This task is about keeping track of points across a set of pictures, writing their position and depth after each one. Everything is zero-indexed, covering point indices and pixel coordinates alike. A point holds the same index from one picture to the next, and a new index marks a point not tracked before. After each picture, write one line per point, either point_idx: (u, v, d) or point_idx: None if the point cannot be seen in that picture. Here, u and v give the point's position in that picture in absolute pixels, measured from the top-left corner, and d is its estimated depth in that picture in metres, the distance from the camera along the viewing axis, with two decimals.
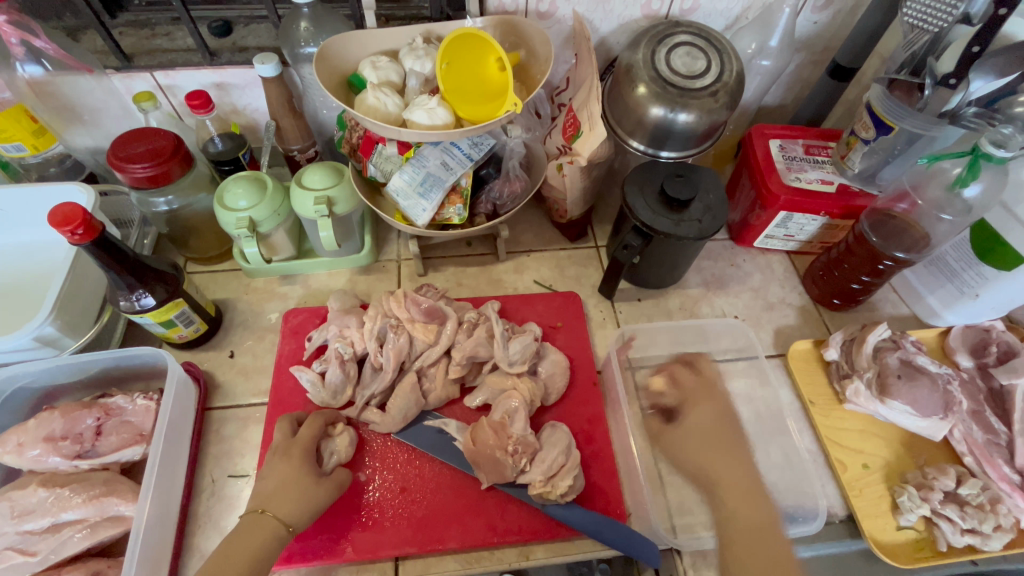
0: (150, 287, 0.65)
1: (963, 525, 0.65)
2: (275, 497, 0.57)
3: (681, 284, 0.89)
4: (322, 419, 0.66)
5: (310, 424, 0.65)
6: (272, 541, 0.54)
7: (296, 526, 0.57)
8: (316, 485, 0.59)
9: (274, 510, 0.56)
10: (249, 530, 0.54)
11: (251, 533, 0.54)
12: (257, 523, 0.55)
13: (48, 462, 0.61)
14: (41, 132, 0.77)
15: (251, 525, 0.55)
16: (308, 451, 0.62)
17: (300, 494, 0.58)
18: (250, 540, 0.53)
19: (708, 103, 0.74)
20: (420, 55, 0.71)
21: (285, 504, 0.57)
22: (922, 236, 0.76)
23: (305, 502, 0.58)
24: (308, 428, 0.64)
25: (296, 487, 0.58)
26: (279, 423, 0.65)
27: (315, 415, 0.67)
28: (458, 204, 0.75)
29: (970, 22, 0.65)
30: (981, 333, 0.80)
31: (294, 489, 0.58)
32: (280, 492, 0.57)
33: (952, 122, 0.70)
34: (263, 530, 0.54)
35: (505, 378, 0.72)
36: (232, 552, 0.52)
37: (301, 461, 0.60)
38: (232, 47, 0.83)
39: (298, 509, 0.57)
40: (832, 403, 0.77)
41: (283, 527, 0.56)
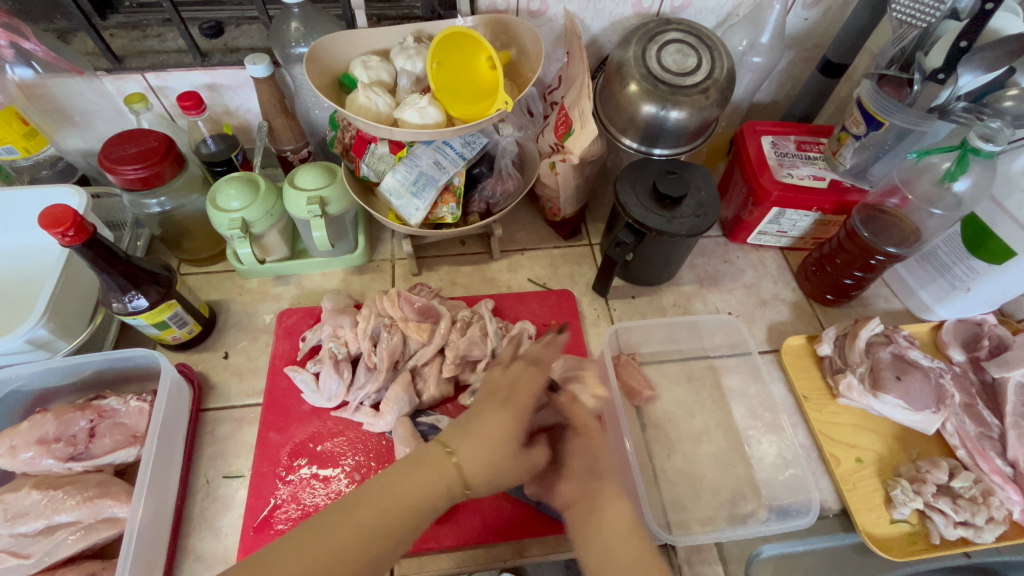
0: (143, 289, 0.65)
1: (955, 518, 0.66)
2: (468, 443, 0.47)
3: (675, 281, 0.89)
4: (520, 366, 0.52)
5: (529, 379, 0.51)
6: (439, 490, 0.45)
7: (472, 487, 0.47)
8: (514, 458, 0.48)
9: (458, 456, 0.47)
10: (420, 465, 0.46)
11: (420, 481, 0.45)
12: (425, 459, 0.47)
13: (41, 464, 0.61)
14: (32, 135, 0.76)
15: (398, 484, 0.45)
16: (520, 415, 0.49)
17: (490, 452, 0.47)
18: (417, 481, 0.45)
19: (699, 99, 0.74)
20: (411, 55, 0.71)
21: (476, 458, 0.46)
22: (913, 230, 0.76)
23: (491, 466, 0.47)
24: (526, 379, 0.51)
25: (492, 445, 0.47)
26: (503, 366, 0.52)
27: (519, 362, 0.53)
28: (450, 203, 0.76)
29: (957, 18, 0.66)
30: (973, 327, 0.80)
31: (488, 447, 0.47)
32: (474, 447, 0.47)
33: (941, 117, 0.70)
34: (431, 481, 0.46)
35: None
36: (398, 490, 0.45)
37: (512, 422, 0.49)
38: (223, 48, 0.83)
39: (482, 467, 0.46)
40: (825, 398, 0.77)
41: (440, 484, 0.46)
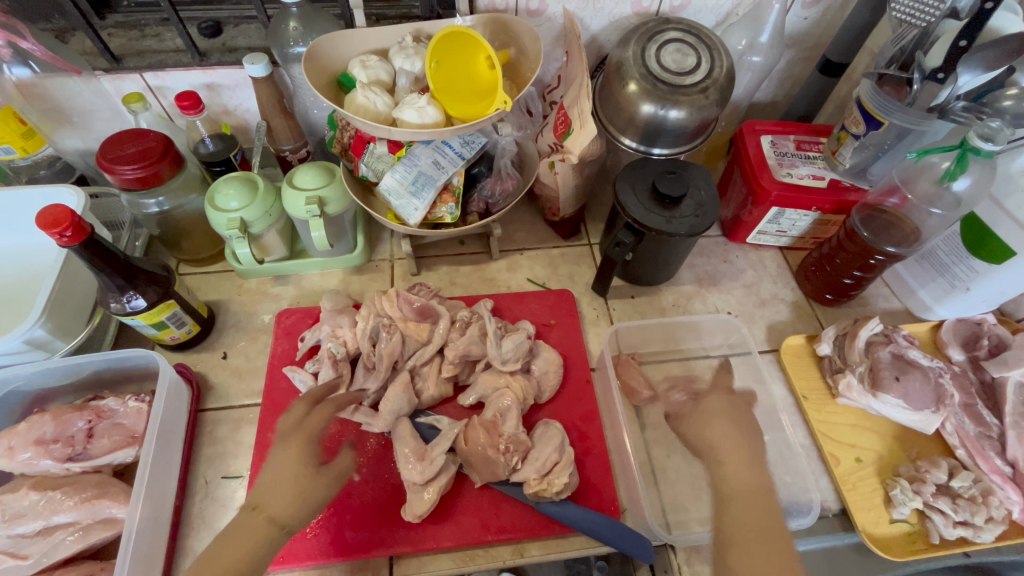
0: (140, 289, 0.65)
1: (955, 518, 0.65)
2: (269, 491, 0.52)
3: (674, 280, 0.89)
4: (308, 404, 0.62)
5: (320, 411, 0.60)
6: (261, 546, 0.49)
7: (292, 526, 0.51)
8: (315, 476, 0.54)
9: (267, 508, 0.51)
10: (241, 529, 0.50)
11: (240, 540, 0.49)
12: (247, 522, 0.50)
13: (39, 465, 0.61)
14: (30, 135, 0.76)
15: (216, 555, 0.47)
16: (308, 440, 0.56)
17: (298, 489, 0.52)
18: (237, 546, 0.48)
19: (698, 99, 0.74)
20: (409, 54, 0.71)
21: (280, 498, 0.51)
22: (913, 230, 0.76)
23: (302, 496, 0.52)
24: (312, 415, 0.59)
25: (294, 482, 0.52)
26: (292, 406, 0.61)
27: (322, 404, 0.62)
28: (450, 203, 0.75)
29: (957, 17, 0.66)
30: (972, 326, 0.80)
31: (291, 481, 0.52)
32: (275, 485, 0.52)
33: (940, 117, 0.69)
34: (252, 535, 0.49)
35: (497, 376, 0.72)
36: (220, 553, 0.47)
37: (301, 453, 0.55)
38: (222, 47, 0.82)
39: (291, 504, 0.51)
40: (825, 398, 0.77)
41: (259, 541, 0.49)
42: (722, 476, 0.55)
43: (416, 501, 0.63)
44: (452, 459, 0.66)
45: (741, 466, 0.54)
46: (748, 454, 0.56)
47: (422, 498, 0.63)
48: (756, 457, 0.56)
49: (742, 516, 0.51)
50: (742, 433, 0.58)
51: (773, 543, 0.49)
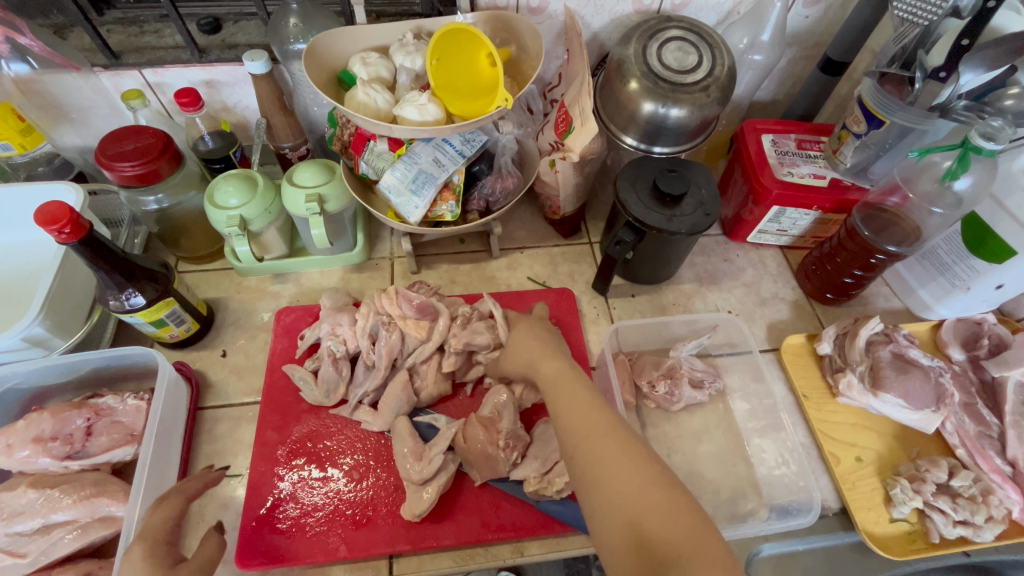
0: (140, 286, 0.64)
1: (955, 517, 0.66)
2: None
3: (675, 279, 0.89)
4: (180, 502, 0.53)
5: (158, 511, 0.52)
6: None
7: None
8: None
9: None
10: None
11: None
12: None
13: (37, 463, 0.61)
14: (28, 131, 0.75)
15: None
16: (155, 542, 0.50)
17: None
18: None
19: (699, 97, 0.74)
20: (410, 51, 0.70)
21: None
22: (913, 229, 0.76)
23: None
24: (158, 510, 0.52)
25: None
26: (162, 503, 0.53)
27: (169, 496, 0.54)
28: (450, 201, 0.75)
29: (959, 15, 0.65)
30: (972, 326, 0.80)
31: None
32: None
33: (942, 116, 0.69)
34: None
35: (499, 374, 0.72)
36: None
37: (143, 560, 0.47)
38: (221, 44, 0.82)
39: None
40: (825, 397, 0.77)
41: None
42: (561, 425, 0.54)
43: (416, 499, 0.63)
44: (451, 458, 0.65)
45: (556, 380, 0.59)
46: (566, 368, 0.59)
47: (421, 497, 0.63)
48: (577, 378, 0.58)
49: (567, 408, 0.55)
50: (547, 346, 0.65)
51: (595, 419, 0.52)
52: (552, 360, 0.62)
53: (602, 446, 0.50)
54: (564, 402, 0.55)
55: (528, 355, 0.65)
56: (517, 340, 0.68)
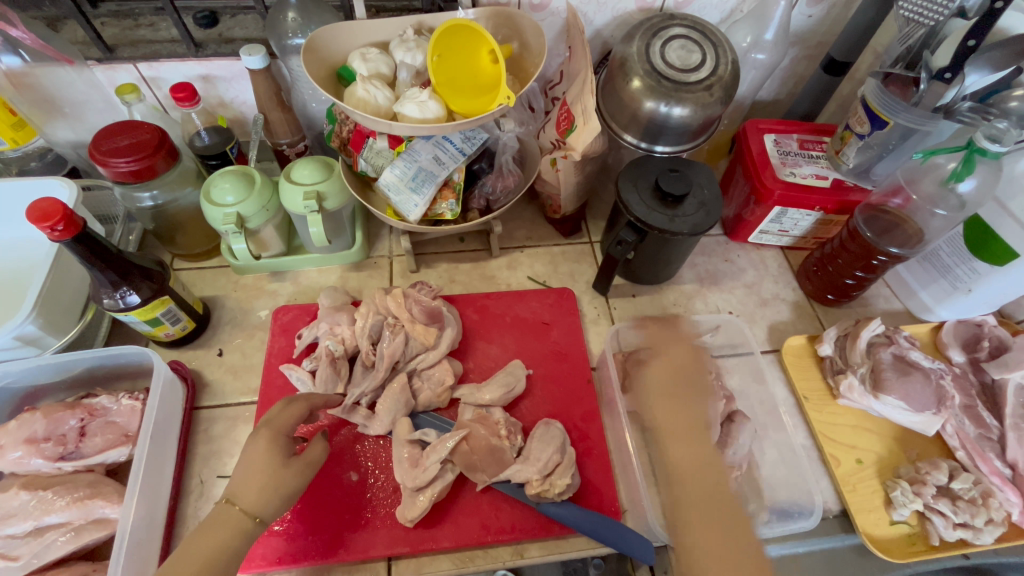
0: (134, 285, 0.63)
1: (954, 519, 0.66)
2: (241, 487, 0.54)
3: (676, 279, 0.88)
4: (304, 406, 0.61)
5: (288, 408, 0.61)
6: (235, 536, 0.51)
7: (264, 517, 0.53)
8: (282, 468, 0.55)
9: (241, 502, 0.53)
10: (217, 520, 0.52)
11: (213, 531, 0.51)
12: (221, 515, 0.52)
13: (30, 464, 0.60)
14: (20, 125, 0.75)
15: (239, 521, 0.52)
16: (278, 434, 0.58)
17: (266, 482, 0.54)
18: (210, 539, 0.51)
19: (703, 96, 0.73)
20: (411, 47, 0.69)
21: (250, 494, 0.53)
22: (916, 231, 0.76)
23: (271, 490, 0.54)
24: (287, 409, 0.60)
25: (262, 474, 0.54)
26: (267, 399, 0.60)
27: (298, 399, 0.62)
28: (450, 200, 0.75)
29: (965, 16, 0.65)
30: (973, 328, 0.80)
31: (259, 478, 0.54)
32: (246, 482, 0.54)
33: (946, 117, 0.69)
34: (223, 528, 0.51)
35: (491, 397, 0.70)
36: (195, 545, 0.50)
37: (270, 450, 0.56)
38: (218, 38, 0.81)
39: (263, 499, 0.53)
40: (826, 399, 0.77)
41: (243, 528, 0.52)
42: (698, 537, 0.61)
43: (412, 504, 0.62)
44: (449, 466, 0.64)
45: (702, 492, 0.63)
46: (707, 469, 0.65)
47: (415, 503, 0.62)
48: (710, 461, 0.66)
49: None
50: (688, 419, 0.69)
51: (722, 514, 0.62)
52: (698, 444, 0.67)
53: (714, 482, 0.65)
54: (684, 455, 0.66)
55: (671, 421, 0.69)
56: (655, 391, 0.72)
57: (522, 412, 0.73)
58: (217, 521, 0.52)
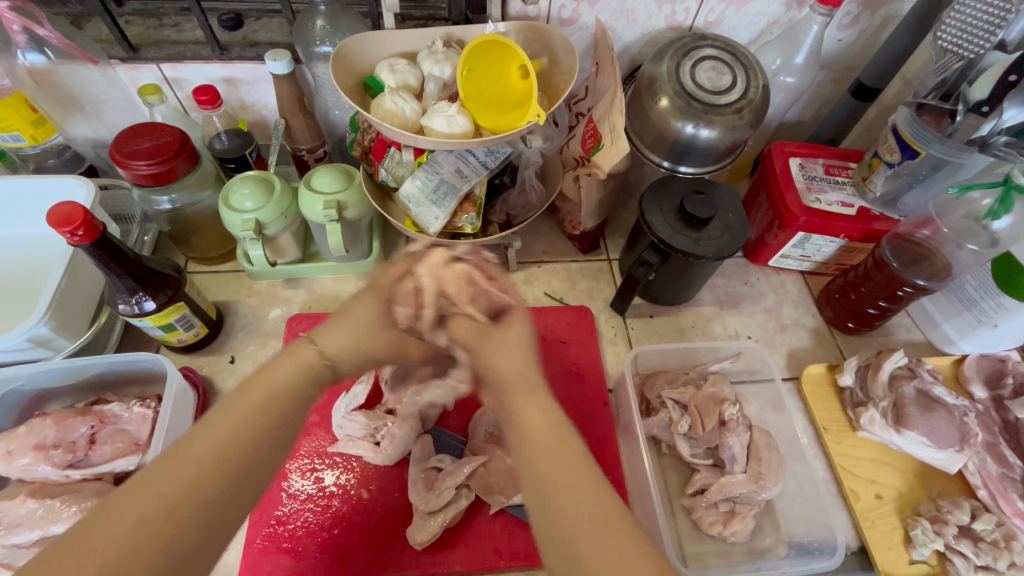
0: (151, 291, 0.62)
1: (977, 561, 0.64)
2: (329, 328, 0.51)
3: (694, 301, 0.87)
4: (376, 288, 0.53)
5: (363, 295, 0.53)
6: (305, 374, 0.48)
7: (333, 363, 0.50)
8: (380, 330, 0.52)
9: (320, 343, 0.50)
10: (294, 353, 0.49)
11: (291, 360, 0.48)
12: (299, 347, 0.49)
13: (37, 471, 0.59)
14: (40, 123, 0.75)
15: (278, 366, 0.48)
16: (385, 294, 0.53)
17: (353, 336, 0.51)
18: (282, 367, 0.47)
19: (732, 119, 0.72)
20: (439, 60, 0.68)
21: (338, 338, 0.51)
22: (944, 265, 0.74)
23: (356, 345, 0.51)
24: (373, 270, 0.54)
25: (360, 324, 0.52)
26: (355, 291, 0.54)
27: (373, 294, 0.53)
28: (471, 213, 0.73)
29: (1005, 49, 0.63)
30: (996, 363, 0.79)
31: (347, 326, 0.51)
32: (336, 326, 0.51)
33: (982, 150, 0.66)
34: (300, 362, 0.48)
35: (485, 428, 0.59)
36: (274, 370, 0.47)
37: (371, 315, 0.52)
38: (242, 41, 0.80)
39: (344, 347, 0.51)
40: (845, 430, 0.76)
41: (311, 370, 0.49)
42: (532, 469, 0.44)
43: (422, 526, 0.61)
44: (464, 491, 0.63)
45: (532, 409, 0.47)
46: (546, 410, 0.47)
47: (426, 526, 0.61)
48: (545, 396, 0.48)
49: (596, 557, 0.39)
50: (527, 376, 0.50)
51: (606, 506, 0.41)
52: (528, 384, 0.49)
53: (575, 493, 0.42)
54: (541, 443, 0.45)
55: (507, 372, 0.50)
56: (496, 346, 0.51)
57: None
58: (274, 369, 0.47)
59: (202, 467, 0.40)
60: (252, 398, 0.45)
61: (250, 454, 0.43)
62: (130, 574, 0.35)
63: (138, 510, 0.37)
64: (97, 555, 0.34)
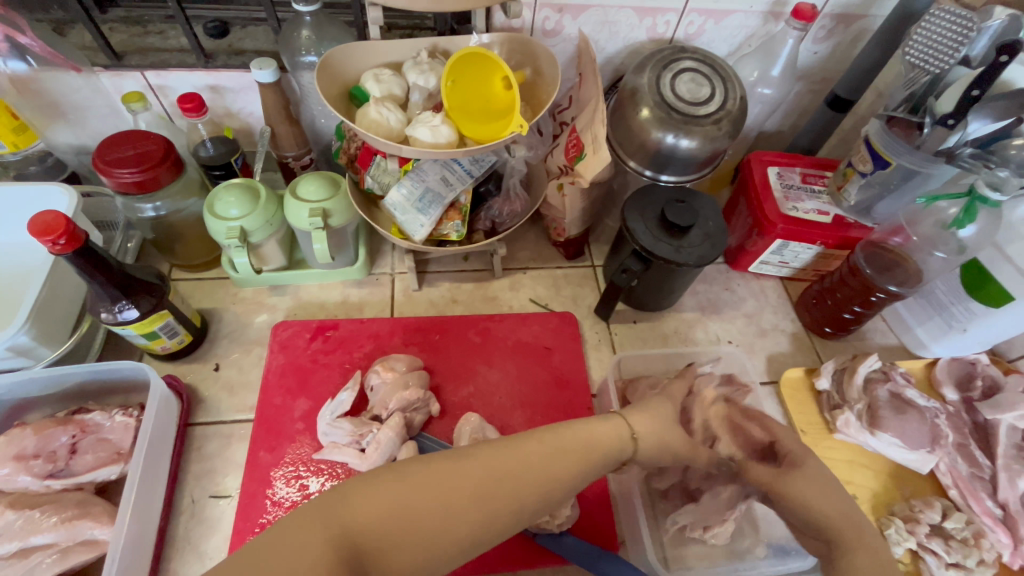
0: (135, 299, 0.62)
1: (947, 559, 0.66)
2: (643, 412, 0.56)
3: (677, 307, 0.89)
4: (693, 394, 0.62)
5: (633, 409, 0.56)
6: (617, 442, 0.51)
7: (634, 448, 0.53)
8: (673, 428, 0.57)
9: (637, 428, 0.54)
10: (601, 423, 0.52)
11: (596, 426, 0.51)
12: (612, 422, 0.53)
13: (17, 482, 0.58)
14: (21, 130, 0.72)
15: (583, 428, 0.50)
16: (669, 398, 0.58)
17: (658, 424, 0.55)
18: (594, 429, 0.51)
19: (711, 130, 0.74)
20: (424, 70, 0.69)
21: (646, 423, 0.55)
22: (915, 271, 0.77)
23: (662, 436, 0.55)
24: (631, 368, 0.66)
25: (663, 419, 0.56)
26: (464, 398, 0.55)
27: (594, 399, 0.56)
28: (456, 221, 0.74)
29: (969, 65, 0.67)
30: (966, 366, 0.81)
31: (657, 418, 0.56)
32: (652, 420, 0.55)
33: (948, 162, 0.70)
34: (612, 434, 0.51)
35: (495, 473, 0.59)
36: (589, 436, 0.50)
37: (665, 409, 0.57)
38: (228, 50, 0.80)
39: (653, 436, 0.54)
40: (823, 433, 0.78)
41: (621, 444, 0.52)
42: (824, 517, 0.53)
43: None
44: None
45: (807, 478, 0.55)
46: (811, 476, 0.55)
47: None
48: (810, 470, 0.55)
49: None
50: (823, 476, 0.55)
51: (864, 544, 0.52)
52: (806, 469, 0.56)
53: (856, 537, 0.52)
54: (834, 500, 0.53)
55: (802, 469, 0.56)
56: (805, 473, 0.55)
57: None
58: (598, 431, 0.51)
59: (475, 488, 0.42)
60: (542, 443, 0.47)
61: (505, 516, 0.43)
62: (370, 542, 0.38)
63: (401, 490, 0.41)
64: (371, 506, 0.39)
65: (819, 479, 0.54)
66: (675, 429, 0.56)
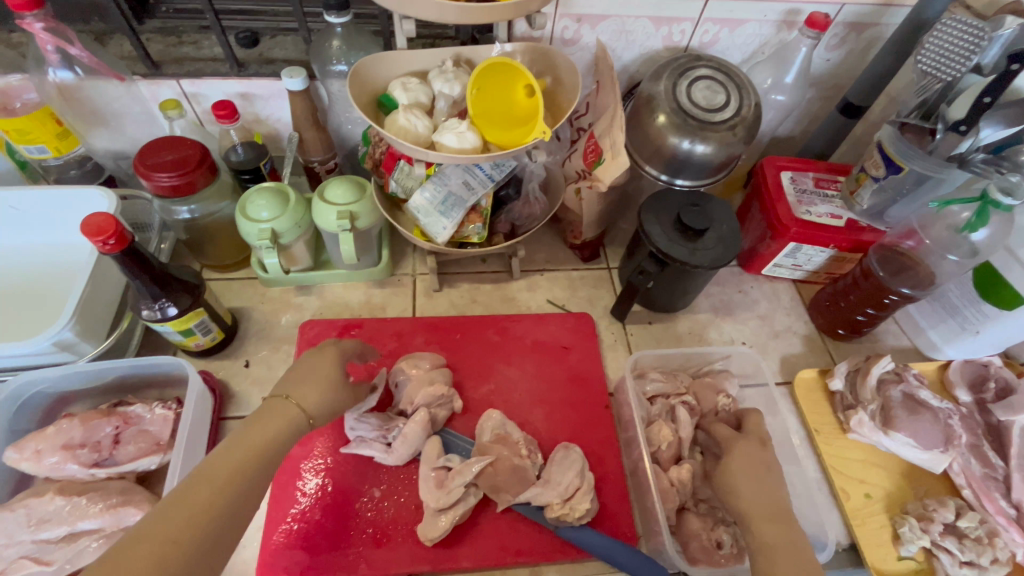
0: (173, 297, 0.65)
1: (961, 557, 0.67)
2: (297, 384, 0.54)
3: (691, 309, 0.91)
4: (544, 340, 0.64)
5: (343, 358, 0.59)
6: (291, 425, 0.50)
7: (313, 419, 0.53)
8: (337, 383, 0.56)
9: (297, 397, 0.52)
10: (272, 410, 0.50)
11: (270, 416, 0.49)
12: (275, 407, 0.51)
13: (65, 469, 0.61)
14: (65, 135, 0.77)
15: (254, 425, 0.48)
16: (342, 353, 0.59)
17: (324, 386, 0.54)
18: (270, 424, 0.49)
19: (726, 136, 0.76)
20: (449, 78, 0.72)
21: (308, 394, 0.53)
22: (927, 274, 0.78)
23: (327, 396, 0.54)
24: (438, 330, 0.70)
25: (322, 375, 0.55)
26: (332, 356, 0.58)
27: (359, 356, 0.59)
28: (477, 223, 0.77)
29: (980, 72, 0.69)
30: (979, 368, 0.82)
31: (315, 377, 0.55)
32: (306, 380, 0.54)
33: (960, 167, 0.72)
34: (282, 415, 0.50)
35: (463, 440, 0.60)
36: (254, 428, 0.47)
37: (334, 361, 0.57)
38: (259, 58, 0.84)
39: (319, 399, 0.53)
40: (836, 432, 0.79)
41: (297, 420, 0.51)
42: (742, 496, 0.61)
43: (432, 524, 0.63)
44: (472, 490, 0.66)
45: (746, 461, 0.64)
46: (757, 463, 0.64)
47: (437, 523, 0.63)
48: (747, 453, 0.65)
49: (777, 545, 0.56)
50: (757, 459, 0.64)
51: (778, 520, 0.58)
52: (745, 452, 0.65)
53: (767, 505, 0.59)
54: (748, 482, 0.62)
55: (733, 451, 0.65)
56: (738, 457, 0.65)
57: (541, 433, 0.75)
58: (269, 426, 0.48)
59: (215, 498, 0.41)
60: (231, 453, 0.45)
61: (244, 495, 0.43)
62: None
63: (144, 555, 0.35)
64: None
65: (755, 463, 0.63)
66: (338, 383, 0.56)
